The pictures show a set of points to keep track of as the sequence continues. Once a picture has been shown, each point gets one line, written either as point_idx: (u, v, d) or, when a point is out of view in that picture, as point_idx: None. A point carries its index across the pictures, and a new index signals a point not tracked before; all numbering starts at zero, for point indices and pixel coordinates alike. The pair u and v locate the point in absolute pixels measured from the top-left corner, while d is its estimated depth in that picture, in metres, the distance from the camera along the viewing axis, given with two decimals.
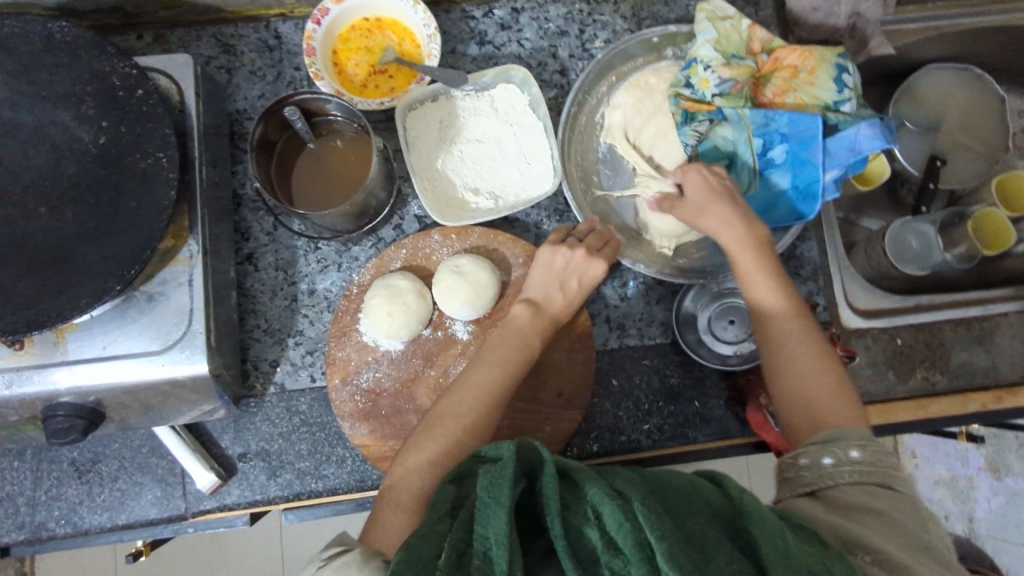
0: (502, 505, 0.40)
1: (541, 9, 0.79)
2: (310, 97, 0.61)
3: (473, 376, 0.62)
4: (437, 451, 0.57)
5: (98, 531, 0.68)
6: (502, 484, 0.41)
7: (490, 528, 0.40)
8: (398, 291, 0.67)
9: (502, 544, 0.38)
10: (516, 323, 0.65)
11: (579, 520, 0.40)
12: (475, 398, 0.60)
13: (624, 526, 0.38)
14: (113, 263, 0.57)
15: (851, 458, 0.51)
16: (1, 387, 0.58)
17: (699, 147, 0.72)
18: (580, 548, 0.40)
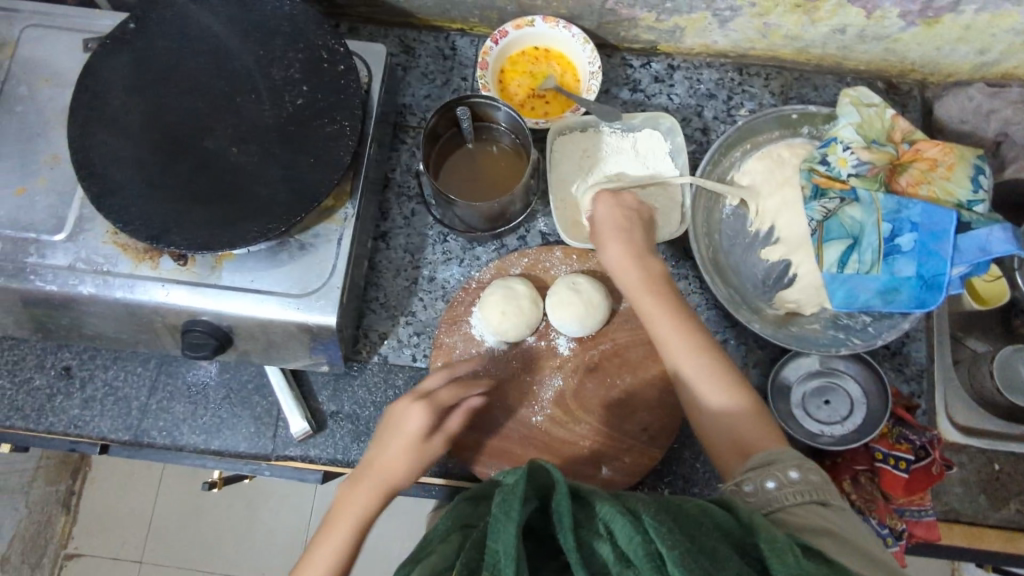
0: (510, 522, 0.47)
1: (695, 71, 0.84)
2: (484, 101, 0.68)
3: (352, 502, 0.60)
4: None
5: (191, 450, 0.72)
6: (511, 502, 0.49)
7: (498, 541, 0.47)
8: (512, 294, 0.70)
9: (510, 558, 0.45)
10: (387, 459, 0.61)
11: (591, 536, 0.47)
12: (352, 530, 0.59)
13: (634, 540, 0.45)
14: (282, 206, 0.63)
15: (791, 481, 0.53)
16: (158, 294, 0.65)
17: (824, 222, 0.71)
18: (593, 561, 0.46)
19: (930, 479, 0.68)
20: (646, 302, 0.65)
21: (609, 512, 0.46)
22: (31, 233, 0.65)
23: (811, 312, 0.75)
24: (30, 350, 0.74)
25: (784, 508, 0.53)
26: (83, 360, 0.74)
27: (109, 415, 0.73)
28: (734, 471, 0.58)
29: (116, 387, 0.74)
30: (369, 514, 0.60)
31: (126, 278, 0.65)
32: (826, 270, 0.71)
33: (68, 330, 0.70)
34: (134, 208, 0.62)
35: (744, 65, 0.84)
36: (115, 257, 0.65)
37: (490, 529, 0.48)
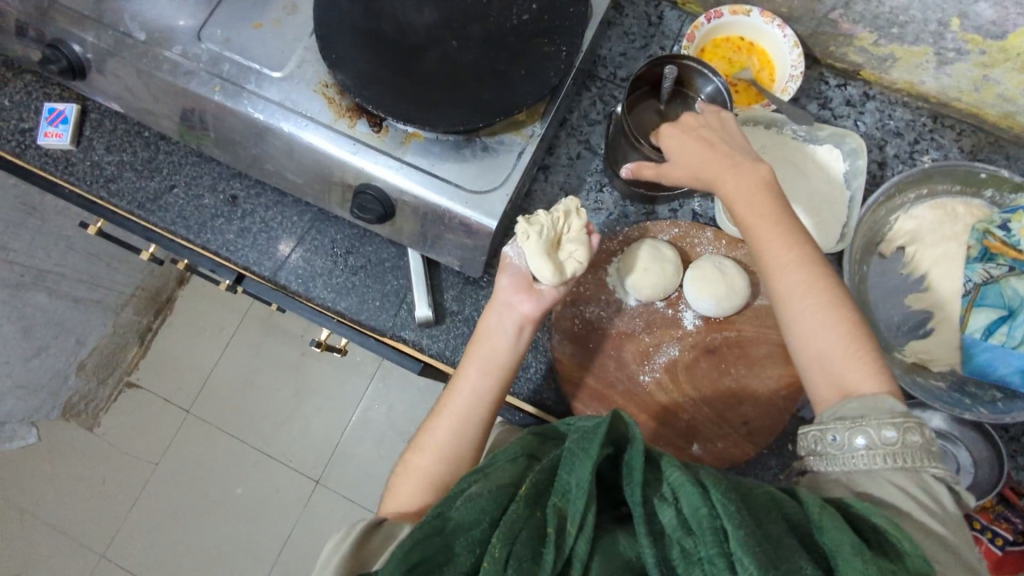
0: (587, 461, 0.49)
1: (889, 106, 0.83)
2: (695, 67, 0.70)
3: (464, 375, 0.65)
4: (447, 440, 0.62)
5: (316, 304, 0.78)
6: (591, 441, 0.50)
7: (573, 475, 0.49)
8: (543, 219, 0.66)
9: (582, 493, 0.48)
10: (497, 333, 0.66)
11: (656, 497, 0.45)
12: (474, 400, 0.64)
13: (701, 511, 0.43)
14: (486, 105, 0.67)
15: (888, 441, 0.49)
16: (347, 150, 0.70)
17: (982, 287, 0.71)
18: (654, 522, 0.45)
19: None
20: (806, 281, 0.57)
21: (678, 479, 0.45)
22: (255, 64, 0.72)
23: (940, 369, 0.73)
24: (208, 171, 0.82)
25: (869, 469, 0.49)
26: (250, 193, 0.81)
27: (257, 250, 0.79)
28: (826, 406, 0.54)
29: (270, 227, 0.80)
30: (478, 392, 0.64)
31: (324, 127, 0.70)
32: (968, 333, 0.70)
33: (253, 161, 0.77)
34: (356, 66, 0.68)
35: (940, 115, 0.83)
36: (320, 107, 0.71)
37: (567, 463, 0.50)
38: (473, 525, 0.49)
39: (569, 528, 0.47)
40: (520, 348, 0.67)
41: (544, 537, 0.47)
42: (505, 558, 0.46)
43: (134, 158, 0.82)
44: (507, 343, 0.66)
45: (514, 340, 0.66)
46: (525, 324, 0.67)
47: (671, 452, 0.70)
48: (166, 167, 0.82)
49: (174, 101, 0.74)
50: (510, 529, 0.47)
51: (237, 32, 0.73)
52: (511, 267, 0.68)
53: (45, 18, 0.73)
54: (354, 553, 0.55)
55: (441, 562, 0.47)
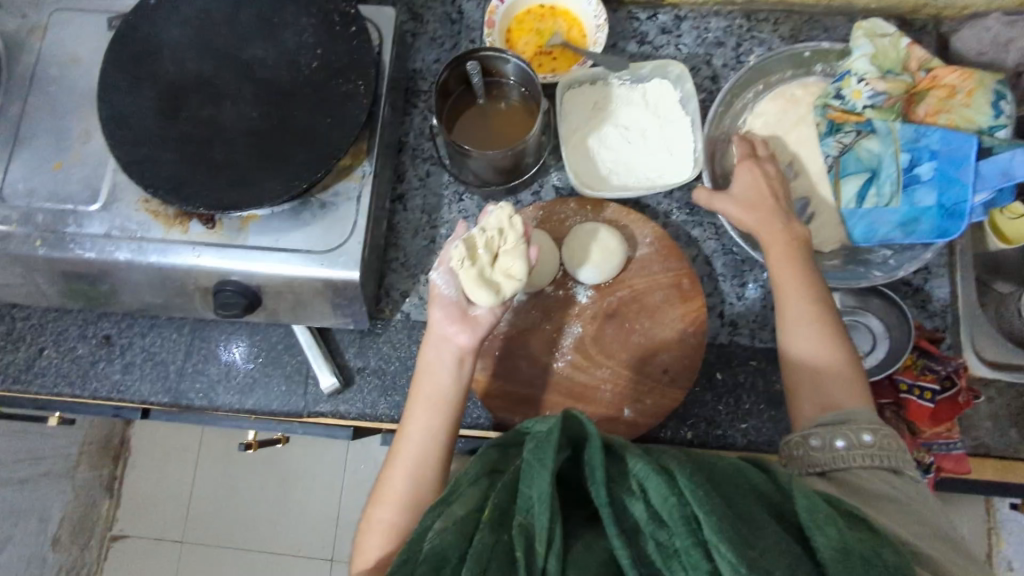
0: (545, 468, 0.50)
1: (702, 20, 0.84)
2: (491, 55, 0.69)
3: (414, 419, 0.65)
4: (407, 488, 0.63)
5: (227, 410, 0.76)
6: (546, 450, 0.51)
7: (534, 487, 0.50)
8: (479, 239, 0.65)
9: (544, 503, 0.48)
10: (438, 367, 0.66)
11: (624, 493, 0.48)
12: (427, 442, 0.64)
13: (669, 500, 0.45)
14: (303, 165, 0.66)
15: (862, 442, 0.57)
16: (189, 255, 0.68)
17: (842, 157, 0.73)
18: (626, 519, 0.48)
19: (959, 407, 0.67)
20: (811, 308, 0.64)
21: (642, 470, 0.48)
22: (68, 204, 0.69)
23: (830, 250, 0.74)
24: (72, 321, 0.78)
25: (848, 468, 0.57)
26: (122, 328, 0.78)
27: (148, 379, 0.77)
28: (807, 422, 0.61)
29: (154, 352, 0.78)
30: (433, 431, 0.65)
31: (159, 242, 0.68)
32: (845, 206, 0.72)
33: (108, 297, 0.74)
34: (164, 173, 0.66)
35: (752, 12, 0.84)
36: (148, 223, 0.68)
37: (525, 476, 0.51)
38: (444, 564, 0.49)
39: (537, 548, 0.47)
40: (466, 380, 0.67)
41: (514, 561, 0.48)
42: None
43: None
44: (449, 378, 0.66)
45: (455, 372, 0.66)
46: (466, 354, 0.66)
47: (607, 425, 0.70)
48: (29, 333, 0.78)
49: (4, 269, 0.71)
50: (480, 561, 0.47)
51: (40, 180, 0.70)
52: (440, 298, 0.67)
53: None
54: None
55: None
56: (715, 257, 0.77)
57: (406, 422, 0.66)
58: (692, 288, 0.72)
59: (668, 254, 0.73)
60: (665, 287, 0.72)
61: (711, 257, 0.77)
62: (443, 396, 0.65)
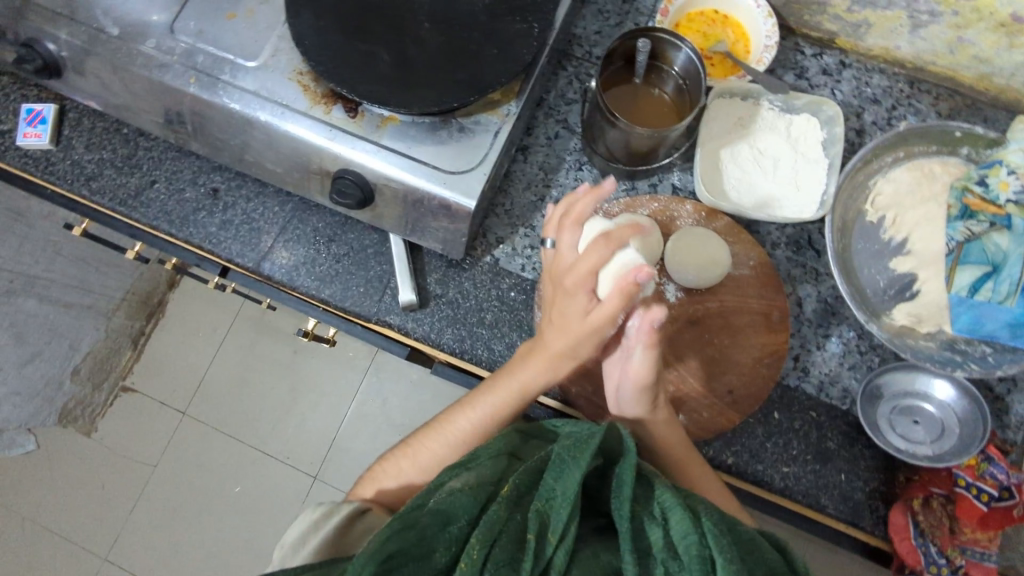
0: (576, 469, 0.53)
1: (865, 73, 0.83)
2: (667, 39, 0.70)
3: (481, 406, 0.68)
4: (439, 458, 0.68)
5: (303, 294, 0.78)
6: (581, 451, 0.54)
7: (560, 483, 0.53)
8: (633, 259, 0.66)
9: (567, 499, 0.51)
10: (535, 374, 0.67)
11: (645, 516, 0.50)
12: (482, 428, 0.68)
13: (689, 536, 0.48)
14: (459, 84, 0.67)
15: None
16: (324, 135, 0.70)
17: (965, 245, 0.71)
18: (642, 540, 0.50)
19: (1009, 520, 0.65)
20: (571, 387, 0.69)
21: (669, 501, 0.50)
22: (229, 54, 0.72)
23: (928, 330, 0.73)
24: (189, 165, 0.81)
25: None
26: (230, 186, 0.81)
27: (239, 241, 0.79)
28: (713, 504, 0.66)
29: (253, 218, 0.80)
30: (492, 424, 0.68)
31: (300, 114, 0.70)
32: (956, 292, 0.71)
33: (231, 152, 0.77)
34: (329, 52, 0.68)
35: (917, 80, 0.83)
36: (295, 94, 0.71)
37: (554, 468, 0.54)
38: (453, 521, 0.52)
39: (550, 536, 0.49)
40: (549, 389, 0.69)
41: (523, 541, 0.49)
42: (483, 558, 0.48)
43: (113, 155, 0.82)
44: (535, 383, 0.68)
45: (544, 380, 0.67)
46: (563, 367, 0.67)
47: None
48: (146, 164, 0.82)
49: (150, 96, 0.74)
50: (492, 530, 0.49)
51: (210, 24, 0.72)
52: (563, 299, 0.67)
53: (17, 17, 0.72)
54: (335, 538, 0.62)
55: (418, 558, 0.49)
56: (807, 302, 0.76)
57: (470, 403, 0.69)
58: (780, 323, 0.72)
59: (765, 283, 0.73)
60: (753, 312, 0.72)
61: (803, 300, 0.76)
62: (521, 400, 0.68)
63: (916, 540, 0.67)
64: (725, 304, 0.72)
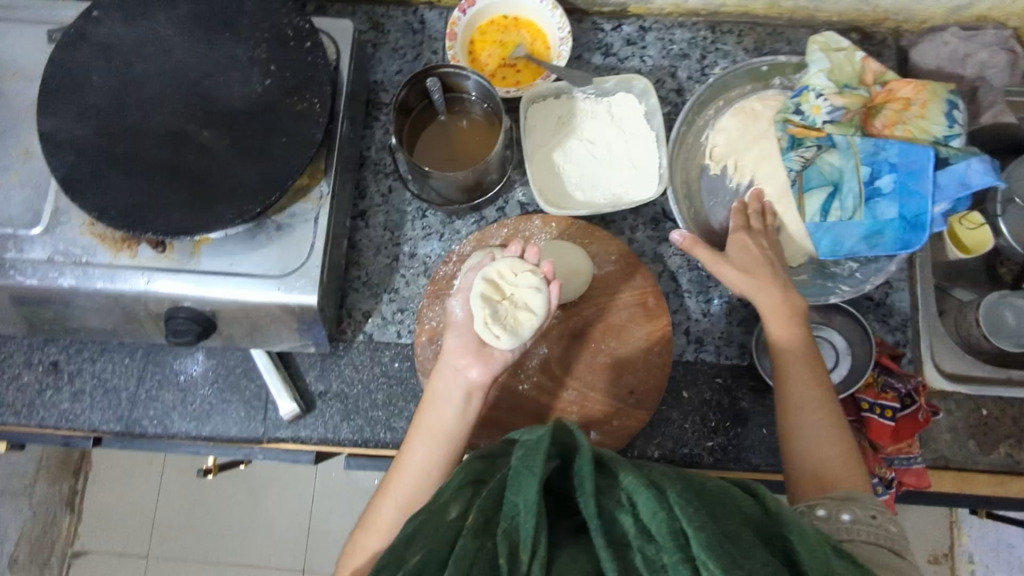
0: (533, 478, 0.45)
1: (667, 32, 0.83)
2: (453, 72, 0.67)
3: (414, 451, 0.63)
4: (393, 521, 0.61)
5: (182, 438, 0.73)
6: (533, 457, 0.46)
7: (519, 495, 0.45)
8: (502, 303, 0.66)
9: (531, 511, 0.44)
10: (447, 400, 0.64)
11: (614, 505, 0.45)
12: (423, 475, 0.62)
13: (659, 514, 0.42)
14: (257, 186, 0.63)
15: (868, 521, 0.55)
16: (138, 282, 0.65)
17: (804, 173, 0.72)
18: (614, 530, 0.44)
19: (918, 425, 0.68)
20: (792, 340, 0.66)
21: (633, 483, 0.44)
22: (6, 229, 0.65)
23: (798, 263, 0.74)
24: (18, 347, 0.75)
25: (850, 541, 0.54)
26: (70, 353, 0.75)
27: (99, 407, 0.74)
28: (834, 481, 0.60)
29: (105, 378, 0.75)
30: (429, 469, 0.63)
31: (106, 267, 0.65)
32: (810, 221, 0.72)
33: (54, 323, 0.71)
34: (107, 196, 0.62)
35: (716, 24, 0.84)
36: (94, 247, 0.65)
37: (509, 483, 0.46)
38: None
39: (522, 555, 0.43)
40: (473, 416, 0.65)
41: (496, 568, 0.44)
42: None
43: None
44: (456, 412, 0.64)
45: (463, 406, 0.64)
46: (476, 389, 0.64)
47: None
48: None
49: None
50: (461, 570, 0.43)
51: None
52: (455, 324, 0.67)
53: None
54: None
55: None
56: (681, 273, 0.76)
57: (406, 453, 0.64)
58: (658, 307, 0.71)
59: (631, 271, 0.72)
60: (628, 305, 0.71)
61: (677, 272, 0.76)
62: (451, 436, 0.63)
63: None
64: (599, 307, 0.71)
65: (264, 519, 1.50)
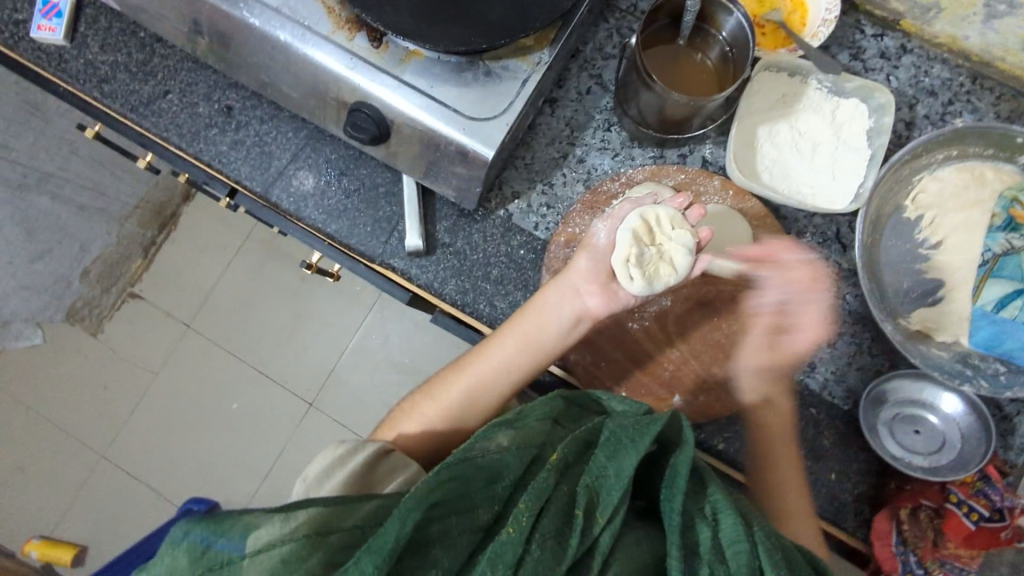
0: (632, 453, 0.52)
1: (925, 62, 0.78)
2: (721, 1, 0.65)
3: (501, 348, 0.68)
4: (459, 401, 0.68)
5: (308, 224, 0.76)
6: (640, 435, 0.53)
7: (613, 462, 0.52)
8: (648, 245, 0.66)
9: (619, 482, 0.51)
10: (552, 319, 0.67)
11: (696, 513, 0.50)
12: (502, 371, 0.68)
13: (739, 544, 0.47)
14: (490, 25, 0.63)
15: None
16: (344, 65, 0.66)
17: (1001, 257, 0.68)
18: (687, 535, 0.49)
19: (995, 540, 0.65)
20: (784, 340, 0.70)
21: (722, 503, 0.49)
22: None
23: (943, 340, 0.70)
24: (204, 78, 0.79)
25: None
26: (245, 105, 0.78)
27: (250, 163, 0.77)
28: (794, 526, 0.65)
29: (265, 141, 0.78)
30: (508, 367, 0.68)
31: (321, 38, 0.66)
32: (979, 306, 0.68)
33: (247, 70, 0.74)
34: None
35: (980, 76, 0.77)
36: (318, 15, 0.67)
37: (610, 447, 0.53)
38: (498, 480, 0.53)
39: (598, 517, 0.49)
40: (569, 339, 0.68)
41: (570, 514, 0.49)
42: (530, 526, 0.48)
43: (127, 59, 0.79)
44: (556, 330, 0.68)
45: (564, 329, 0.67)
46: (584, 317, 0.67)
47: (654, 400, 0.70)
48: (161, 71, 0.79)
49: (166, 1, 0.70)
50: (540, 500, 0.49)
51: None
52: (592, 248, 0.68)
53: None
54: (360, 476, 0.62)
55: (460, 510, 0.50)
56: (825, 297, 0.74)
57: (492, 345, 0.69)
58: None
59: None
60: (768, 300, 0.71)
61: None
62: (541, 350, 0.67)
63: (895, 548, 0.67)
64: (740, 288, 0.71)
65: (301, 342, 1.58)
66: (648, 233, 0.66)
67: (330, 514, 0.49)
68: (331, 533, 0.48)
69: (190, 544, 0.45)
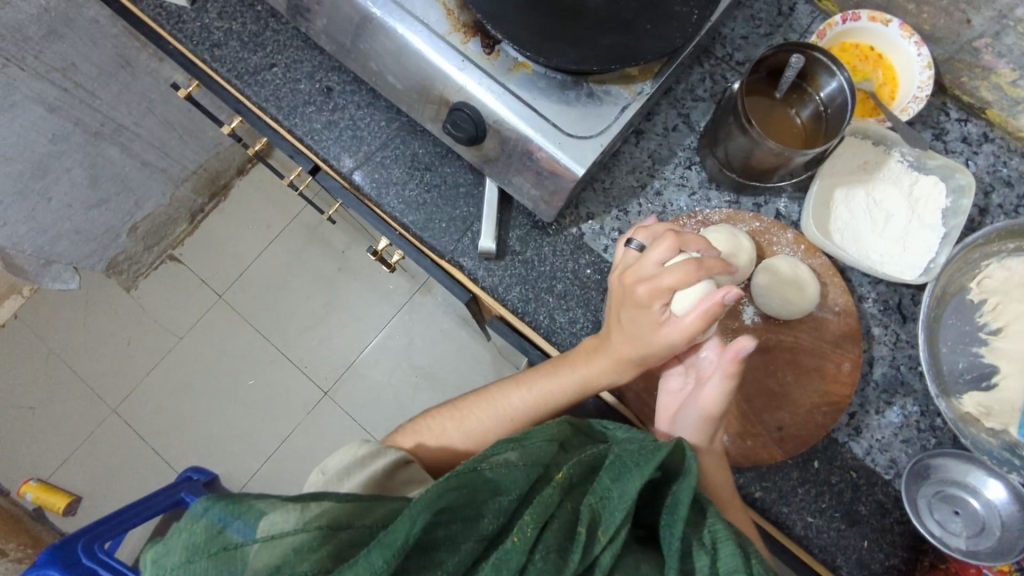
0: (634, 478, 0.52)
1: (1006, 152, 0.79)
2: (824, 63, 0.68)
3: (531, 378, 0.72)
4: (481, 423, 0.71)
5: (385, 211, 0.78)
6: (643, 458, 0.53)
7: (616, 485, 0.52)
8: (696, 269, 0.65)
9: (621, 506, 0.50)
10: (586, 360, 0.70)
11: (695, 541, 0.50)
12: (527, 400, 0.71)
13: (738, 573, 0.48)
14: (603, 50, 0.66)
15: None
16: (454, 65, 0.69)
17: None
18: (686, 561, 0.50)
19: None
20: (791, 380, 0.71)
21: (721, 531, 0.51)
22: None
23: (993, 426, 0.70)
24: (310, 58, 0.82)
25: None
26: (345, 89, 0.81)
27: (340, 144, 0.80)
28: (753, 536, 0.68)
29: (358, 126, 0.80)
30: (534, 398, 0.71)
31: (436, 37, 0.69)
32: None
33: (356, 57, 0.76)
34: None
35: None
36: (438, 17, 0.70)
37: (614, 471, 0.53)
38: (501, 494, 0.52)
39: (600, 536, 0.49)
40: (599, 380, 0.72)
41: (571, 531, 0.49)
42: (533, 538, 0.47)
43: (241, 29, 0.82)
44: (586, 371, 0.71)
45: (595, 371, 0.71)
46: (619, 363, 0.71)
47: None
48: (270, 45, 0.82)
49: None
50: (543, 514, 0.49)
51: None
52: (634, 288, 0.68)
53: None
54: (380, 479, 0.64)
55: (466, 518, 0.50)
56: (878, 364, 0.74)
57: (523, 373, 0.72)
58: (849, 375, 0.71)
59: (846, 331, 0.72)
60: (825, 356, 0.71)
61: (876, 360, 0.74)
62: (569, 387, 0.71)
63: None
64: (797, 340, 0.72)
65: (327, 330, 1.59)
66: (703, 268, 0.61)
67: (341, 511, 0.49)
68: (342, 529, 0.48)
69: (209, 522, 0.44)
